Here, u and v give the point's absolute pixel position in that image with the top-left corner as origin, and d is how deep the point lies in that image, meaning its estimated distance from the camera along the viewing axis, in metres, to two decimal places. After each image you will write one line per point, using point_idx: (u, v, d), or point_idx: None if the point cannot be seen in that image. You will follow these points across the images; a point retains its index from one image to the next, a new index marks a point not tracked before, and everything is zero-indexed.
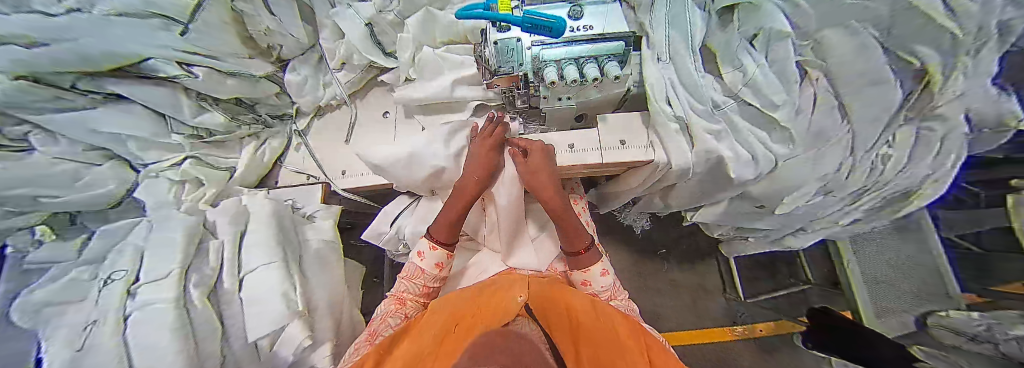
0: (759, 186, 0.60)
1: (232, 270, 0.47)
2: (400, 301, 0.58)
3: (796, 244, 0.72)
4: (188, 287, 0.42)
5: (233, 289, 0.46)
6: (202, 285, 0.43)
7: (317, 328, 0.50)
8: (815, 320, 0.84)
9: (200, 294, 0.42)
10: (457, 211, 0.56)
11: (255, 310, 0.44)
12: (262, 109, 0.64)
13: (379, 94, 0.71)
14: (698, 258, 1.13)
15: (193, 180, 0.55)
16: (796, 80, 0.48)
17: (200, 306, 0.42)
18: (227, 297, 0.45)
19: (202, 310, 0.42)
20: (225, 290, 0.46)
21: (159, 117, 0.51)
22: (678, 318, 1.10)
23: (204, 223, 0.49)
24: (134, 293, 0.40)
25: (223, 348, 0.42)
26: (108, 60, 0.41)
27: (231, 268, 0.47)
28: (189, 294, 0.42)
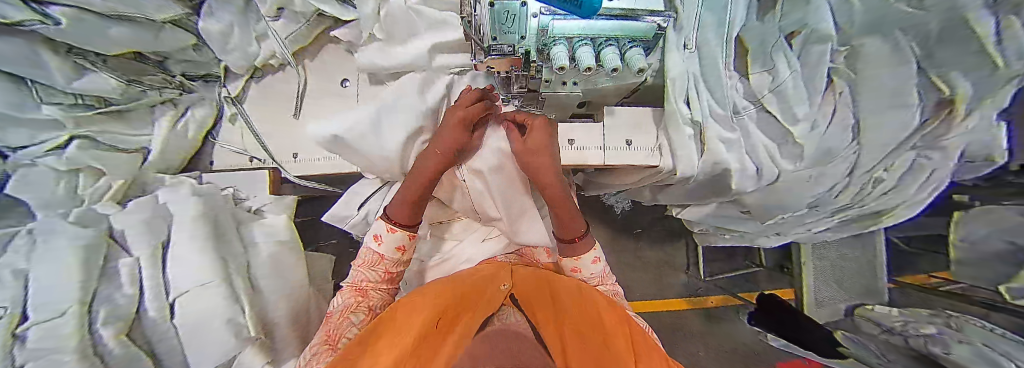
0: (752, 196, 0.59)
1: (155, 293, 0.40)
2: (360, 292, 0.50)
3: (766, 244, 0.75)
4: (95, 328, 0.36)
5: (160, 317, 0.40)
6: (116, 321, 0.37)
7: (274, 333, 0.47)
8: (760, 302, 0.93)
9: (115, 332, 0.37)
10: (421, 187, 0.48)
11: (194, 339, 0.41)
12: (176, 67, 0.51)
13: (335, 55, 0.57)
14: (668, 239, 1.19)
15: (88, 168, 0.45)
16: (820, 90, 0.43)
17: (116, 346, 0.36)
18: (154, 325, 0.40)
19: (123, 350, 0.37)
20: (150, 319, 0.39)
21: (15, 80, 0.39)
22: (643, 290, 1.19)
23: (106, 235, 0.40)
24: (25, 334, 0.33)
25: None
26: None
27: (155, 289, 0.40)
28: (98, 335, 0.36)
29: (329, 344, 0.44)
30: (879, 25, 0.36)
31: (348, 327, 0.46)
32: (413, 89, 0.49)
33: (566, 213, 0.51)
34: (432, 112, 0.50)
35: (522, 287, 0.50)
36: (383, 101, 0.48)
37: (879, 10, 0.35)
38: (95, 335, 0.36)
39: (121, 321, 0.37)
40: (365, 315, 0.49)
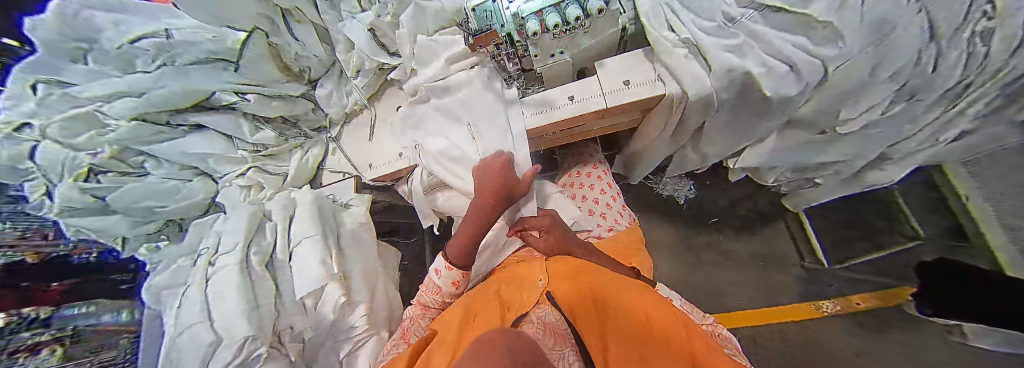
0: (808, 106, 0.50)
1: (284, 245, 0.51)
2: (423, 307, 0.56)
3: (883, 177, 0.59)
4: (250, 255, 0.47)
5: (283, 259, 0.50)
6: (260, 254, 0.48)
7: (354, 288, 0.53)
8: (924, 279, 0.68)
9: (259, 261, 0.47)
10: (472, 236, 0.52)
11: (300, 272, 0.49)
12: (304, 125, 0.71)
13: (393, 93, 0.72)
14: (761, 223, 0.98)
15: (257, 185, 0.64)
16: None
17: (259, 271, 0.46)
18: (280, 265, 0.50)
19: (262, 274, 0.46)
20: (279, 260, 0.50)
21: (228, 139, 0.63)
22: (745, 296, 0.96)
23: (262, 211, 0.54)
24: (214, 261, 0.46)
25: (276, 297, 0.46)
26: (183, 99, 0.54)
27: (282, 241, 0.51)
28: (250, 260, 0.47)
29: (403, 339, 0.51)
30: None
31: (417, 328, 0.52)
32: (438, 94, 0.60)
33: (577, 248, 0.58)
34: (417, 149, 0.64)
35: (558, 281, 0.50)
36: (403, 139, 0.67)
37: None
38: (247, 260, 0.46)
39: (261, 255, 0.48)
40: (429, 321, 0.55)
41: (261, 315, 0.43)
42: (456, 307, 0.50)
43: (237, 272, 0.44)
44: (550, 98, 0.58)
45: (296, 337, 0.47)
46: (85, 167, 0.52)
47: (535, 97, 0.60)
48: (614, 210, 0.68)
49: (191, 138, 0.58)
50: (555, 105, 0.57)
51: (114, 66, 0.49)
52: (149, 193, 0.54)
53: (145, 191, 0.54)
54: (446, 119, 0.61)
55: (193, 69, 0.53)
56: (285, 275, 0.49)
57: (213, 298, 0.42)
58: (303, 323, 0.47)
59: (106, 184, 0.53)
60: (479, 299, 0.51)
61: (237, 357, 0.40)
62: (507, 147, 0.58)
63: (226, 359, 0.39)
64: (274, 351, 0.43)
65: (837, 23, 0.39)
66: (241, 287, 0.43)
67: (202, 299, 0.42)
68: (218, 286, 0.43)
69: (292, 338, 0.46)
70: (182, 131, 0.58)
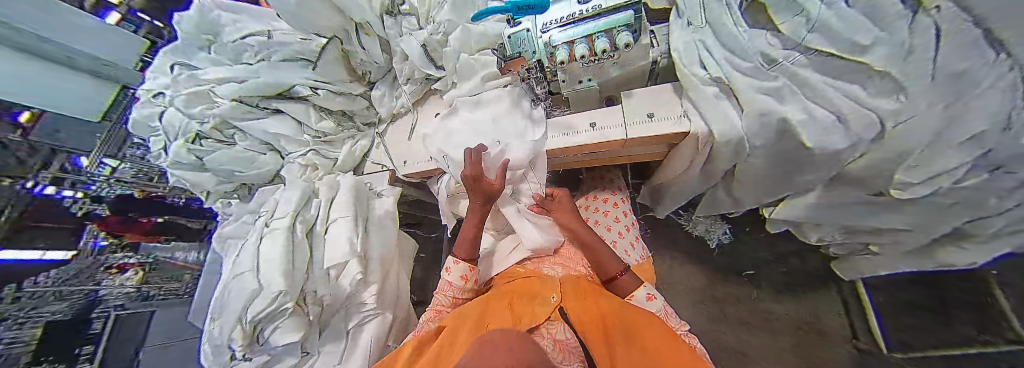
0: (860, 163, 0.45)
1: (324, 219, 0.59)
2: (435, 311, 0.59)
3: (962, 260, 0.49)
4: (297, 224, 0.56)
5: (321, 231, 0.58)
6: (304, 224, 0.56)
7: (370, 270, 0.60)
8: None
9: (302, 229, 0.56)
10: (468, 236, 0.59)
11: (330, 247, 0.56)
12: (358, 119, 0.81)
13: (434, 101, 0.80)
14: (809, 287, 0.87)
15: (312, 165, 0.74)
16: (899, 17, 0.33)
17: (301, 236, 0.55)
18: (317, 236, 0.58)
19: (302, 240, 0.55)
20: (317, 230, 0.58)
21: (298, 124, 0.73)
22: (777, 363, 0.85)
23: (313, 189, 0.63)
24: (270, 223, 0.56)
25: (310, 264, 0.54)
26: (270, 88, 0.67)
27: (322, 217, 0.59)
28: (296, 228, 0.55)
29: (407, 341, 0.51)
30: None
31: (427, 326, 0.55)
32: (468, 107, 0.65)
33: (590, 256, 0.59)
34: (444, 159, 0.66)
35: (570, 303, 0.52)
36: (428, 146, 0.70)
37: None
38: (294, 227, 0.55)
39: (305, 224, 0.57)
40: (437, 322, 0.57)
41: (293, 274, 0.51)
42: (465, 310, 0.52)
43: (284, 235, 0.53)
44: (572, 123, 0.61)
45: (318, 300, 0.54)
46: (194, 133, 0.70)
47: (558, 120, 0.63)
48: (627, 241, 0.66)
49: (270, 119, 0.71)
50: (575, 130, 0.59)
51: (228, 56, 0.70)
52: (230, 159, 0.70)
53: (227, 158, 0.69)
54: (473, 133, 0.63)
55: (284, 65, 0.68)
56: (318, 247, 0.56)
57: (264, 255, 0.51)
58: (326, 289, 0.55)
59: (205, 147, 0.70)
60: (489, 304, 0.53)
61: (272, 305, 0.48)
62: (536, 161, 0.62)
63: (261, 305, 0.48)
64: (298, 308, 0.51)
65: (897, 75, 0.36)
66: (285, 249, 0.52)
67: (256, 252, 0.52)
68: (269, 245, 0.52)
69: (315, 299, 0.54)
70: (265, 114, 0.71)
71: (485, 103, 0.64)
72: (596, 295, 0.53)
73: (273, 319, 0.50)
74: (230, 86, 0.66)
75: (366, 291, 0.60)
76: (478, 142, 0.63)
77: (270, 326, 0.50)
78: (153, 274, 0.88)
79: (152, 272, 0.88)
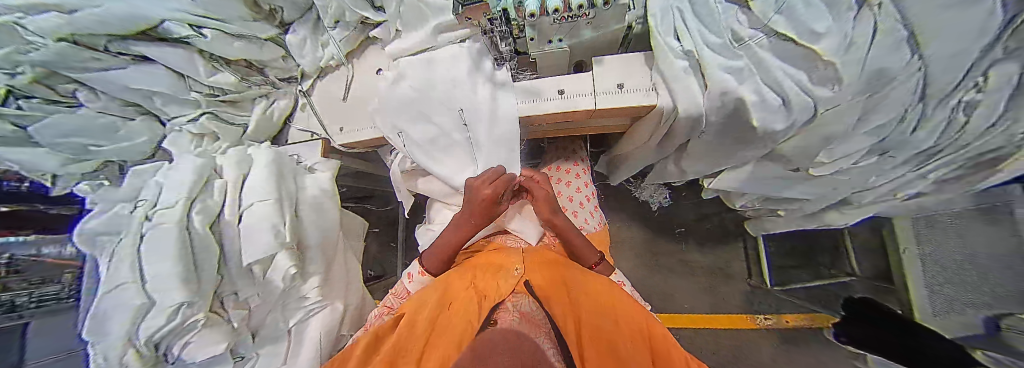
0: (790, 144, 0.50)
1: (234, 205, 0.48)
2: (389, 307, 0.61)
3: (838, 221, 0.62)
4: (191, 215, 0.44)
5: (233, 220, 0.48)
6: (204, 213, 0.45)
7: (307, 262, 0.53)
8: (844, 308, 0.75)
9: (201, 221, 0.45)
10: (440, 254, 0.57)
11: (248, 239, 0.47)
12: (271, 72, 0.64)
13: (374, 53, 0.67)
14: (722, 239, 1.04)
15: (211, 134, 0.59)
16: (849, 9, 0.34)
17: (202, 229, 0.44)
18: (228, 227, 0.47)
19: (204, 233, 0.44)
20: (226, 220, 0.47)
21: (179, 76, 0.56)
22: (694, 301, 1.03)
23: (211, 166, 0.50)
24: (152, 216, 0.43)
25: (221, 267, 0.45)
26: (124, 26, 0.46)
27: (232, 201, 0.48)
28: (192, 220, 0.44)
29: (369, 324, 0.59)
30: None
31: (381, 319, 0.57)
32: (419, 67, 0.56)
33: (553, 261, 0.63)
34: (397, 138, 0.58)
35: (535, 271, 0.54)
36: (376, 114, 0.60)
37: None
38: (189, 218, 0.44)
39: (207, 215, 0.45)
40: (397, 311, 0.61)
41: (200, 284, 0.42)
42: (431, 289, 0.52)
43: (175, 232, 0.42)
44: (539, 87, 0.55)
45: (242, 304, 0.48)
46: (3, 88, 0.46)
47: (526, 84, 0.56)
48: (587, 210, 0.67)
49: (134, 71, 0.52)
50: (543, 97, 0.54)
51: None
52: (80, 129, 0.51)
53: (75, 126, 0.50)
54: (432, 105, 0.57)
55: None
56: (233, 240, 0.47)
57: (151, 262, 0.39)
58: (250, 290, 0.48)
59: (30, 112, 0.48)
60: (454, 281, 0.53)
61: (175, 320, 0.40)
62: (502, 134, 0.56)
63: (160, 321, 0.39)
64: (213, 317, 0.44)
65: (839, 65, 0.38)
66: (183, 249, 0.41)
67: (135, 259, 0.39)
68: (154, 247, 0.40)
69: (237, 303, 0.47)
70: (123, 61, 0.51)
71: (439, 65, 0.55)
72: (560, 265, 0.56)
73: (178, 337, 0.42)
74: (49, 17, 0.42)
75: (305, 284, 0.55)
76: (441, 119, 0.57)
77: (178, 344, 0.42)
78: (19, 278, 0.41)
79: (18, 274, 0.41)
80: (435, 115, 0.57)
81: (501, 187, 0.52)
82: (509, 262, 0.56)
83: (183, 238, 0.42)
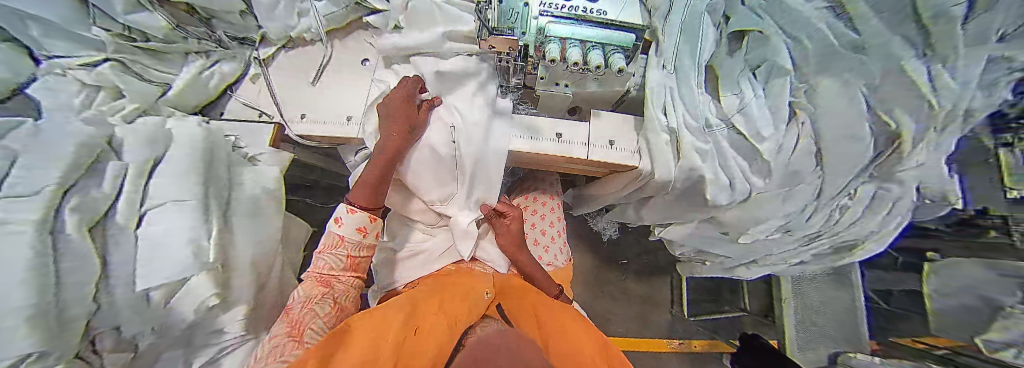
0: (731, 214, 0.61)
1: (130, 203, 0.35)
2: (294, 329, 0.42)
3: (747, 274, 0.76)
4: (60, 210, 0.29)
5: (128, 226, 0.34)
6: (84, 211, 0.31)
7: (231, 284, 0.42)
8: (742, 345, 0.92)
9: (77, 223, 0.30)
10: (372, 177, 0.50)
11: (148, 258, 0.34)
12: (219, 26, 0.54)
13: (360, 38, 0.61)
14: (653, 273, 1.18)
15: (110, 87, 0.42)
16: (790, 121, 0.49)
17: (73, 236, 0.29)
18: (117, 236, 0.33)
19: (78, 243, 0.30)
20: (115, 224, 0.33)
21: (80, 3, 0.43)
22: (626, 325, 1.15)
23: (108, 140, 0.36)
24: None
25: (100, 291, 0.31)
26: None
27: (131, 197, 0.35)
28: (58, 219, 0.29)
29: (294, 337, 0.41)
30: (831, 61, 0.46)
31: (313, 319, 0.43)
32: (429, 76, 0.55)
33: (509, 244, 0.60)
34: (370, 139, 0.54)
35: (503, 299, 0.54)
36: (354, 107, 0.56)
37: (826, 53, 0.46)
38: (57, 216, 0.29)
39: (88, 214, 0.31)
40: (331, 304, 0.46)
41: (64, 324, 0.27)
42: (392, 309, 0.47)
43: (30, 241, 0.26)
44: (539, 126, 0.57)
45: (121, 346, 0.33)
46: None
47: (524, 119, 0.58)
48: (556, 245, 0.71)
49: None
50: (541, 136, 0.56)
51: None
52: None
53: None
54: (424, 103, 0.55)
55: None
56: (125, 253, 0.33)
57: None
58: (138, 326, 0.34)
59: None
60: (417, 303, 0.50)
61: None
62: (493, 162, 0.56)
63: None
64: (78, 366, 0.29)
65: None
66: (43, 270, 0.26)
67: None
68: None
69: (114, 346, 0.33)
70: None
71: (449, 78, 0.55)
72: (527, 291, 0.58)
73: None
74: None
75: (226, 313, 0.42)
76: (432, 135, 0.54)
77: None
78: None
79: None
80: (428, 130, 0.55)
81: (406, 87, 0.53)
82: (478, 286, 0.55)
83: (46, 256, 0.27)
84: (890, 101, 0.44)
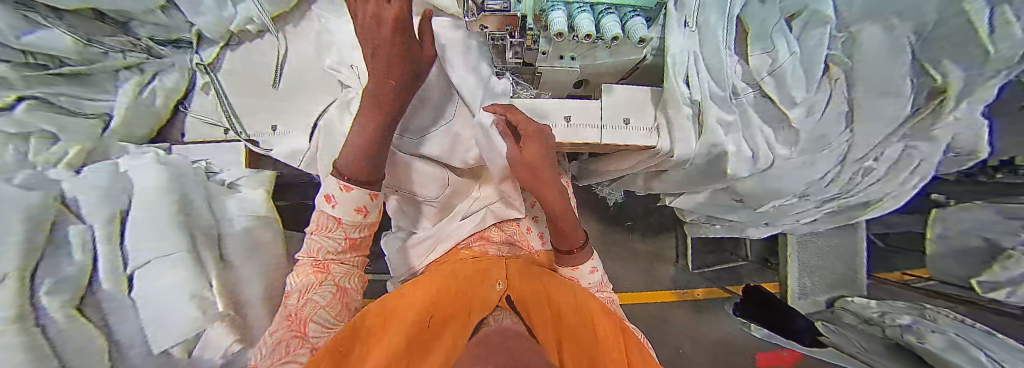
0: (747, 183, 0.59)
1: (112, 268, 0.31)
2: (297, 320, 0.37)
3: (754, 234, 0.76)
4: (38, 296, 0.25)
5: (119, 291, 0.31)
6: (65, 294, 0.27)
7: (250, 325, 0.42)
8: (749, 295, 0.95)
9: (62, 305, 0.26)
10: (362, 142, 0.39)
11: (157, 324, 0.32)
12: (143, 30, 0.44)
13: (313, 22, 0.48)
14: (658, 231, 1.20)
15: (40, 133, 0.39)
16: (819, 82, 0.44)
17: (64, 322, 0.26)
18: (110, 305, 0.30)
19: (74, 328, 0.27)
20: (102, 293, 0.30)
21: None
22: (632, 282, 1.21)
23: (57, 201, 0.30)
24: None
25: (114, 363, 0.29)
26: None
27: (107, 263, 0.31)
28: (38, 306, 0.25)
29: (298, 333, 0.36)
30: (878, 10, 0.36)
31: (314, 309, 0.39)
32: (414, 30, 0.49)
33: (543, 174, 0.48)
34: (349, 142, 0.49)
35: (518, 281, 0.53)
36: (315, 102, 0.50)
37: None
38: (36, 306, 0.25)
39: (68, 295, 0.27)
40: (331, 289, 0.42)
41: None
42: (405, 296, 0.46)
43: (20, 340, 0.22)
44: (545, 111, 0.52)
45: None
46: None
47: (528, 104, 0.52)
48: None
49: None
50: (548, 121, 0.52)
51: None
52: None
53: None
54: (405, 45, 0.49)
55: None
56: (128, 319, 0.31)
57: None
58: None
59: None
60: (433, 286, 0.48)
61: None
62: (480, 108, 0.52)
63: None
64: None
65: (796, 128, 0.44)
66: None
67: None
68: None
69: None
70: None
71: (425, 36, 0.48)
72: (539, 277, 0.56)
73: None
74: None
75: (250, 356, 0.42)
76: (429, 58, 0.50)
77: None
78: None
79: None
80: None
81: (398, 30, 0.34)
82: (490, 276, 0.53)
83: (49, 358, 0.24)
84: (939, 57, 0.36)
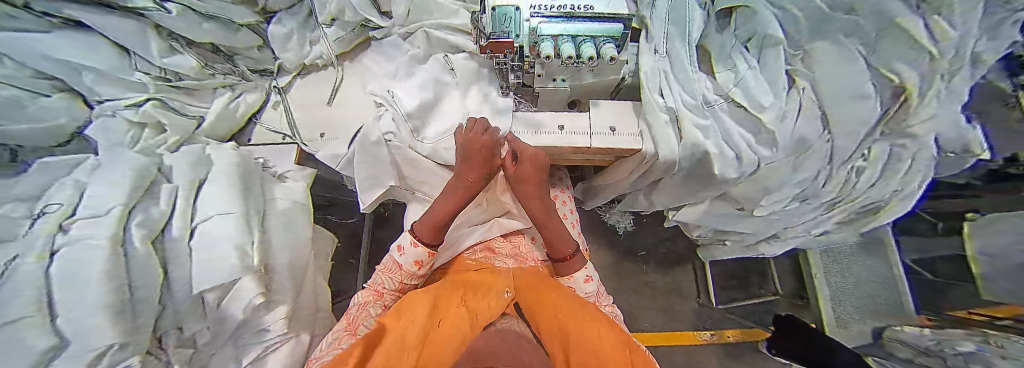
0: (739, 188, 0.61)
1: (182, 217, 0.46)
2: (353, 333, 0.50)
3: (769, 251, 0.74)
4: (130, 225, 0.40)
5: (180, 237, 0.44)
6: (145, 227, 0.41)
7: (273, 287, 0.51)
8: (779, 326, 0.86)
9: (141, 236, 0.40)
10: (439, 218, 0.54)
11: (200, 266, 0.44)
12: (241, 61, 0.64)
13: (366, 57, 0.68)
14: (675, 262, 1.15)
15: (154, 124, 0.52)
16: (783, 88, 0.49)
17: (139, 249, 0.39)
18: (173, 244, 0.43)
19: (143, 254, 0.39)
20: (171, 237, 0.44)
21: (123, 52, 0.51)
22: (651, 319, 1.12)
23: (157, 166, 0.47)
24: (67, 227, 0.36)
25: (163, 296, 0.40)
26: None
27: (182, 213, 0.46)
28: (129, 233, 0.39)
29: (350, 332, 0.50)
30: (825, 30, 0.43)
31: (365, 317, 0.53)
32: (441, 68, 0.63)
33: (532, 189, 0.55)
34: (383, 145, 0.60)
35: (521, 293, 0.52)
36: (357, 114, 0.64)
37: (818, 19, 0.44)
38: (128, 230, 0.39)
39: (150, 230, 0.41)
40: (382, 308, 0.57)
41: (137, 322, 0.36)
42: (416, 300, 0.47)
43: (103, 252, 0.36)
44: (541, 121, 0.60)
45: (184, 343, 0.42)
46: None
47: (527, 116, 0.61)
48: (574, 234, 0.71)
49: (59, 36, 0.44)
50: (544, 129, 0.60)
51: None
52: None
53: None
54: (429, 73, 0.62)
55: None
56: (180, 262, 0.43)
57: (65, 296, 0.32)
58: (198, 323, 0.43)
59: None
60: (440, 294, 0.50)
61: None
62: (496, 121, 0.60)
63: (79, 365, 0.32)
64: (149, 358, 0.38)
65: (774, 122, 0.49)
66: (114, 286, 0.34)
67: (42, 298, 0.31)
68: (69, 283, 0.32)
69: (177, 343, 0.41)
70: (48, 23, 0.43)
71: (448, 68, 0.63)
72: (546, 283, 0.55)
73: None
74: None
75: (269, 314, 0.51)
76: (446, 80, 0.62)
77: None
78: None
79: None
80: (441, 78, 0.62)
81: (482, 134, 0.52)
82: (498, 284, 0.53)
83: (115, 271, 0.35)
84: (883, 60, 0.40)
